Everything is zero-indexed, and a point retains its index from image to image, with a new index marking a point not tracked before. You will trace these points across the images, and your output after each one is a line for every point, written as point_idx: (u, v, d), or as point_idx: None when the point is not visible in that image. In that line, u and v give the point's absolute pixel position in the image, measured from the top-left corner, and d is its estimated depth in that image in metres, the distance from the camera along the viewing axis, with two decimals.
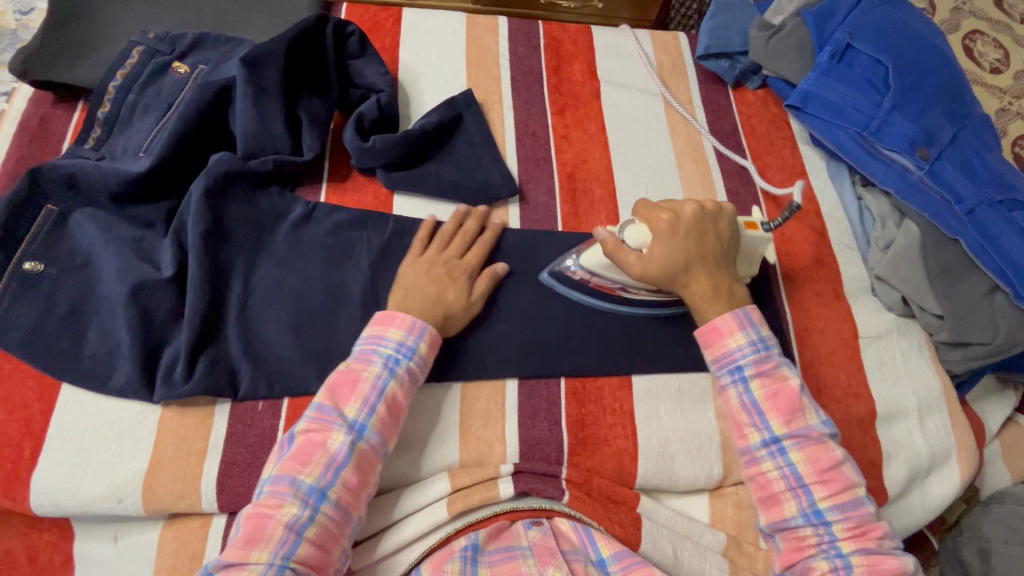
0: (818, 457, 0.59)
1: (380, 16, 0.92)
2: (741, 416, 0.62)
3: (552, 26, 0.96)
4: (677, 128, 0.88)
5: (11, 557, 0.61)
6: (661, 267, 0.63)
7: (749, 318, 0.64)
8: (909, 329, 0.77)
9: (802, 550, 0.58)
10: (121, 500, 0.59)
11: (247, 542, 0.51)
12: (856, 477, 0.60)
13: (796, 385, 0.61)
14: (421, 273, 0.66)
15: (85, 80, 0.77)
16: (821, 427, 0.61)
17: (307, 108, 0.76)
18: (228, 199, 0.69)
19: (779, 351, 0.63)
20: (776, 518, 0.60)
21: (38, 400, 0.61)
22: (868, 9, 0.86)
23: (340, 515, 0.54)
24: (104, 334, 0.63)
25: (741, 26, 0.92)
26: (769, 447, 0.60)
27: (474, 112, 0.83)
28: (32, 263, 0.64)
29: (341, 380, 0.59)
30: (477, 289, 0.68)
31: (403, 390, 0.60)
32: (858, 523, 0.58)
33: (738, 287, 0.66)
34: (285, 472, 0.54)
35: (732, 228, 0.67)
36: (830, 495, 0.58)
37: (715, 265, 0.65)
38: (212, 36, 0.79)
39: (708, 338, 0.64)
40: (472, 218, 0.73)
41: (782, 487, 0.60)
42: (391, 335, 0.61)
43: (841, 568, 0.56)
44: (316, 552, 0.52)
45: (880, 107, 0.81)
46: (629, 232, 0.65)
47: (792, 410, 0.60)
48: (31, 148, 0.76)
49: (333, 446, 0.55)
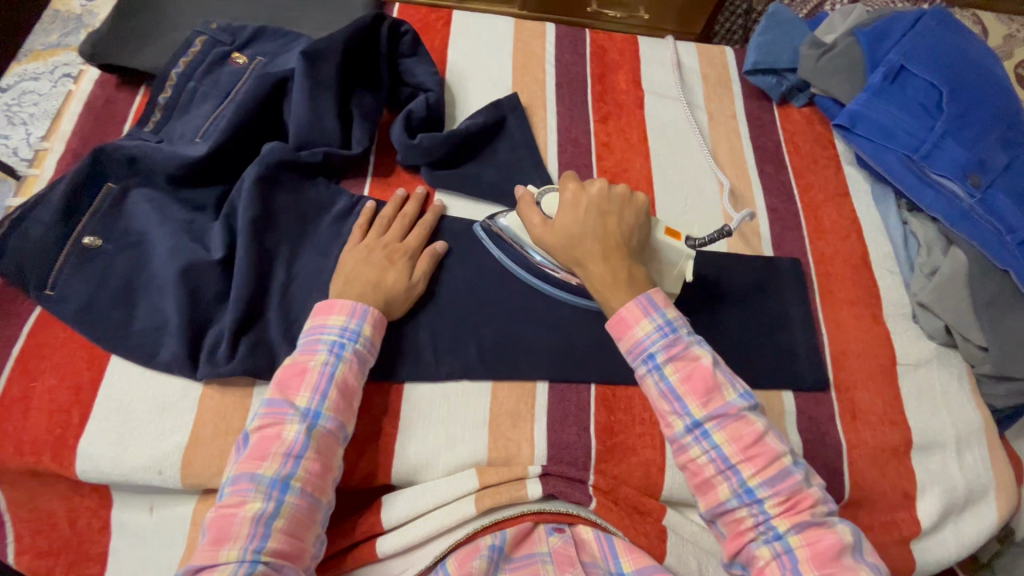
0: (740, 434, 0.56)
1: (431, 17, 0.94)
2: (662, 405, 0.58)
3: (599, 34, 0.96)
4: (718, 142, 0.88)
5: (53, 518, 0.63)
6: (559, 235, 0.65)
7: (652, 303, 0.60)
8: (950, 359, 0.75)
9: (743, 534, 0.55)
10: (161, 472, 0.61)
11: (215, 543, 0.51)
12: (781, 446, 0.56)
13: (709, 363, 0.58)
14: (360, 258, 0.67)
15: (149, 66, 0.80)
16: (739, 402, 0.57)
17: (358, 104, 0.78)
18: (276, 187, 0.71)
19: (689, 330, 0.60)
20: (713, 504, 0.56)
21: (88, 368, 0.64)
22: (923, 32, 0.84)
23: (307, 502, 0.55)
24: (153, 310, 0.65)
25: (790, 44, 0.91)
26: (693, 432, 0.57)
27: (518, 116, 0.84)
28: (91, 238, 0.67)
29: (288, 374, 0.59)
30: (418, 270, 0.69)
31: (353, 373, 0.60)
32: (789, 496, 0.54)
33: (638, 273, 0.63)
34: (244, 469, 0.54)
35: (640, 216, 0.65)
36: (758, 472, 0.55)
37: (614, 251, 0.63)
38: (271, 29, 0.82)
39: (617, 329, 0.61)
40: (412, 201, 0.74)
41: (713, 471, 0.56)
42: (333, 321, 0.62)
43: (783, 553, 0.52)
44: (288, 542, 0.53)
45: (931, 132, 0.80)
46: (545, 197, 0.68)
47: (708, 390, 0.57)
48: (95, 128, 0.79)
49: (288, 436, 0.56)
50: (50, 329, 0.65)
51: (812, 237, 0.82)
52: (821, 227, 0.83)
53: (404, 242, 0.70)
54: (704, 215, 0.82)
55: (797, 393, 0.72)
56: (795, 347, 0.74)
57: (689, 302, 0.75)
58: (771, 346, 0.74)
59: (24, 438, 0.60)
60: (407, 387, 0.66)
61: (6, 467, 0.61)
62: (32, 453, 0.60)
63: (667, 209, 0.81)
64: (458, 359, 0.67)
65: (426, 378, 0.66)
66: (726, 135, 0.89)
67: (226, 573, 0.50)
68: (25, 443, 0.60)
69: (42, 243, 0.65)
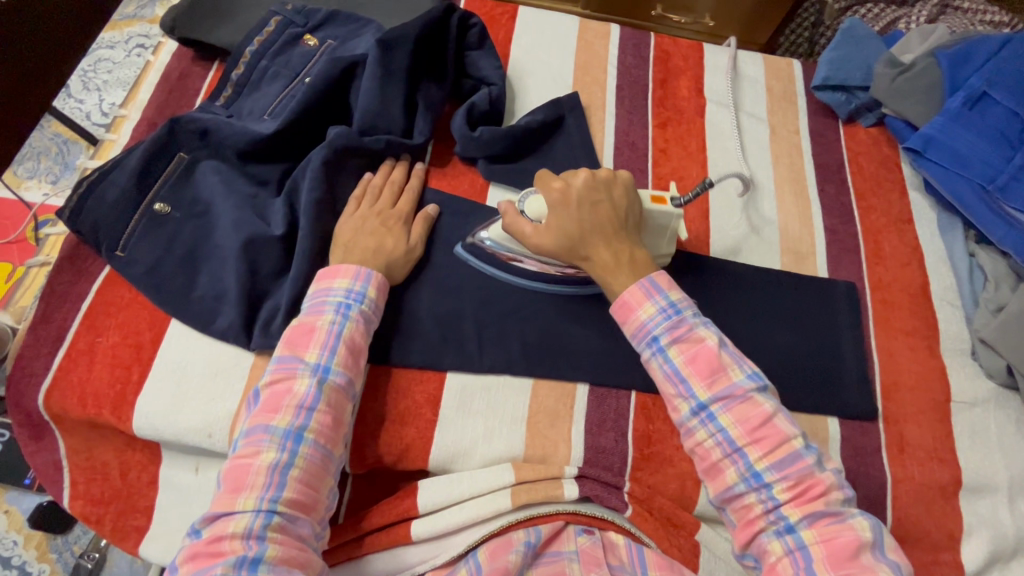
0: (748, 416, 0.55)
1: (496, 11, 0.94)
2: (668, 388, 0.58)
3: (663, 38, 0.95)
4: (778, 157, 0.86)
5: (107, 468, 0.66)
6: (553, 235, 0.65)
7: (655, 285, 0.61)
8: (1008, 401, 0.72)
9: (754, 524, 0.54)
10: (211, 435, 0.63)
11: (231, 491, 0.53)
12: (792, 429, 0.55)
13: (714, 345, 0.58)
14: (357, 228, 0.68)
15: (225, 42, 0.82)
16: (746, 383, 0.56)
17: (424, 94, 0.79)
18: (342, 172, 0.73)
19: (695, 312, 0.60)
20: (721, 489, 0.56)
21: (150, 329, 0.66)
22: (1010, 58, 0.81)
23: (320, 454, 0.56)
24: (214, 279, 0.68)
25: (864, 61, 0.89)
26: (699, 415, 0.57)
27: (577, 115, 0.84)
28: (161, 205, 0.70)
29: (297, 334, 0.61)
30: (414, 233, 0.70)
31: (360, 332, 0.62)
32: (799, 481, 0.53)
33: (639, 255, 0.64)
34: (257, 422, 0.56)
35: (630, 193, 0.67)
36: (765, 455, 0.54)
37: (614, 235, 0.64)
38: (344, 14, 0.84)
39: (621, 313, 0.62)
40: (399, 168, 0.75)
41: (719, 455, 0.55)
42: (338, 284, 0.63)
43: (796, 549, 0.51)
44: (304, 491, 0.54)
45: (1010, 163, 0.77)
46: (529, 202, 0.67)
47: (712, 371, 0.57)
48: (169, 99, 0.82)
49: (299, 390, 0.57)
50: (117, 287, 0.68)
51: (870, 262, 0.80)
52: (880, 252, 0.80)
53: (396, 208, 0.71)
54: (758, 231, 0.80)
55: (843, 421, 0.70)
56: (844, 373, 0.72)
57: (736, 316, 0.74)
58: (819, 370, 0.72)
59: (86, 390, 0.63)
60: (448, 375, 0.67)
61: (69, 416, 0.64)
62: (93, 405, 0.63)
63: (721, 222, 0.80)
64: (501, 353, 0.68)
65: (469, 368, 0.67)
66: (788, 149, 0.87)
67: (243, 521, 0.51)
68: (88, 395, 0.63)
69: (117, 206, 0.68)
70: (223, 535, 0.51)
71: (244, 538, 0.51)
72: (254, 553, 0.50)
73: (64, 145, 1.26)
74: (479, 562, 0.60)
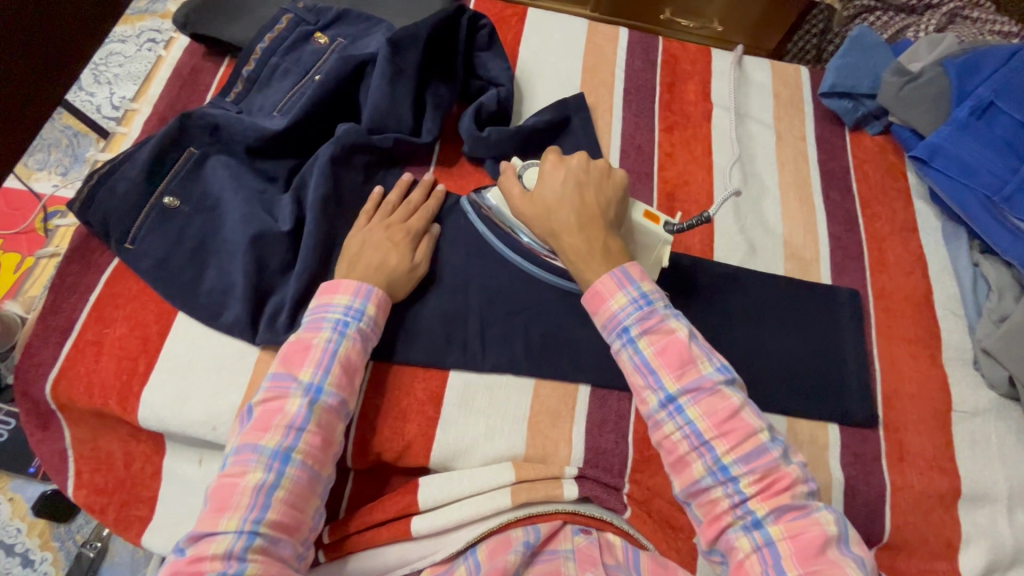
0: (715, 409, 0.55)
1: (506, 12, 0.95)
2: (638, 379, 0.58)
3: (672, 43, 0.95)
4: (784, 163, 0.86)
5: (111, 458, 0.67)
6: (536, 205, 0.66)
7: (628, 276, 0.60)
8: (1009, 411, 0.72)
9: (720, 519, 0.54)
10: (215, 428, 0.63)
11: (216, 510, 0.53)
12: (759, 422, 0.56)
13: (684, 337, 0.58)
14: (363, 241, 0.68)
15: (236, 39, 0.83)
16: (715, 375, 0.57)
17: (433, 93, 0.80)
18: (349, 169, 0.73)
19: (665, 304, 0.60)
20: (687, 483, 0.56)
21: (157, 321, 0.67)
22: (1019, 69, 0.81)
23: (307, 475, 0.56)
24: (221, 274, 0.68)
25: (872, 69, 0.89)
26: (668, 408, 0.57)
27: (583, 116, 0.84)
28: (170, 199, 0.70)
29: (292, 350, 0.61)
30: (420, 251, 0.70)
31: (356, 350, 0.62)
32: (764, 475, 0.54)
33: (614, 246, 0.63)
34: (246, 440, 0.56)
35: (615, 189, 0.67)
36: (732, 448, 0.54)
37: (590, 220, 0.64)
38: (355, 13, 0.84)
39: (592, 303, 0.61)
40: (418, 187, 0.74)
41: (687, 447, 0.55)
42: (338, 300, 0.63)
43: (763, 545, 0.52)
44: (288, 513, 0.55)
45: (1017, 173, 0.77)
46: (527, 171, 0.69)
47: (682, 363, 0.57)
48: (180, 94, 0.83)
49: (290, 410, 0.57)
50: (126, 280, 0.69)
51: (874, 269, 0.80)
52: (884, 260, 0.80)
53: (407, 223, 0.70)
54: (762, 237, 0.80)
55: (843, 428, 0.70)
56: (845, 380, 0.72)
57: (738, 322, 0.74)
58: (820, 377, 0.72)
59: (93, 381, 0.64)
60: (450, 374, 0.67)
61: (75, 406, 0.64)
62: (100, 395, 0.64)
63: (725, 227, 0.80)
64: (504, 353, 0.68)
65: (472, 367, 0.67)
66: (794, 155, 0.87)
67: (225, 542, 0.52)
68: (94, 385, 0.64)
69: (126, 199, 0.69)
70: (204, 556, 0.51)
71: (225, 559, 0.51)
72: (233, 573, 0.50)
73: (74, 137, 1.27)
74: (479, 560, 0.61)
